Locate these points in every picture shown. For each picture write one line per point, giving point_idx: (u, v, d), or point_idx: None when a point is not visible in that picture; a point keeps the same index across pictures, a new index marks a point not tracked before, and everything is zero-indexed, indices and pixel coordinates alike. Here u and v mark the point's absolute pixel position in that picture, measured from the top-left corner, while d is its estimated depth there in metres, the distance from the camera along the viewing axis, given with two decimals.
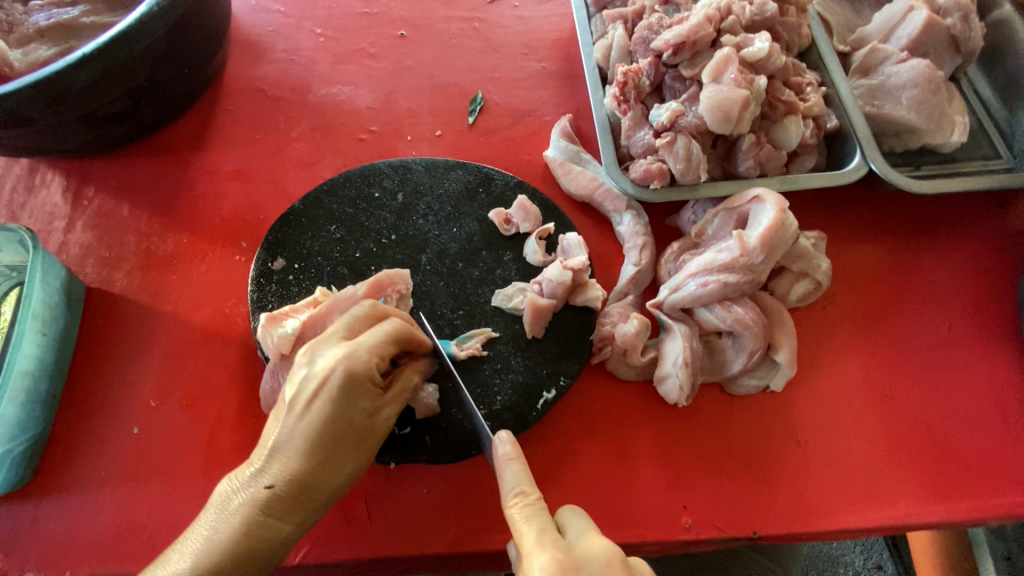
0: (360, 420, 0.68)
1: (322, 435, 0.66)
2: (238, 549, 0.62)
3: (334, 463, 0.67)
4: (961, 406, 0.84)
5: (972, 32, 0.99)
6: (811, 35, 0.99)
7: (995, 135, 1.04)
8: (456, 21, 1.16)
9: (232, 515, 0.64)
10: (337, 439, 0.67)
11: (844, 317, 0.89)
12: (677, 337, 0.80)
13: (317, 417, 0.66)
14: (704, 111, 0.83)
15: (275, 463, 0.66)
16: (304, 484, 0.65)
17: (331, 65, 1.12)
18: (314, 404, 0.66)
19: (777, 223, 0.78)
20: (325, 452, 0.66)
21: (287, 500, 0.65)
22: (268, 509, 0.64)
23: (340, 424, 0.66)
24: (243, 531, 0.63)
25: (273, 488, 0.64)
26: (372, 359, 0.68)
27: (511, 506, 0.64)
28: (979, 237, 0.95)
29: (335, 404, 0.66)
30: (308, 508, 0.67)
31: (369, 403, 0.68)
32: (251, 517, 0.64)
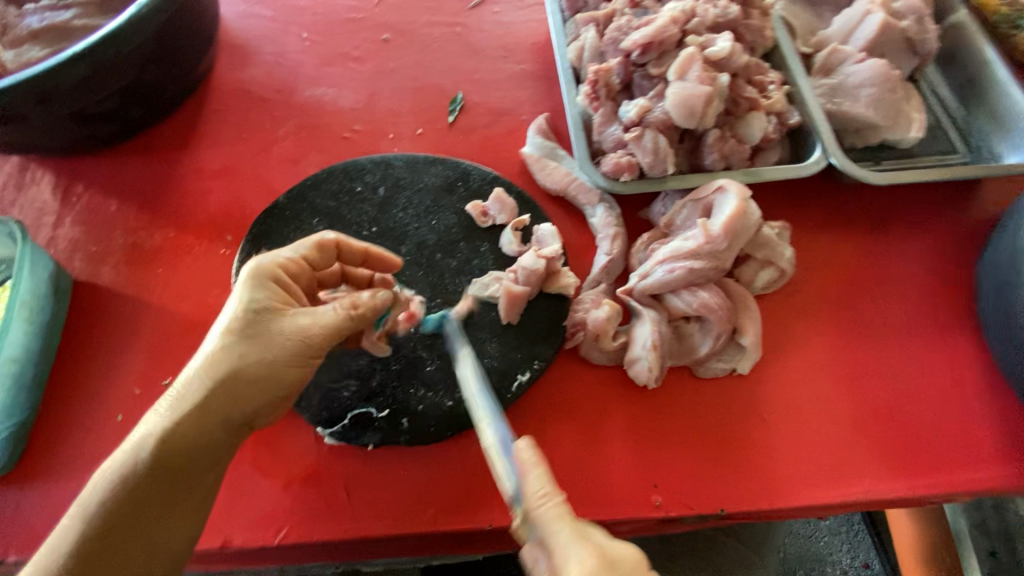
0: (269, 314, 0.69)
1: (235, 331, 0.68)
2: (161, 436, 0.64)
3: (248, 355, 0.67)
4: (923, 389, 0.87)
5: (927, 33, 1.04)
6: (775, 36, 1.04)
7: (953, 132, 1.08)
8: (438, 26, 1.21)
9: (162, 403, 0.66)
10: (253, 330, 0.68)
11: (809, 303, 0.92)
12: (646, 322, 0.83)
13: (232, 315, 0.69)
14: (670, 106, 0.88)
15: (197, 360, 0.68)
16: (217, 375, 0.67)
17: (316, 67, 1.16)
18: (231, 306, 0.69)
19: (738, 211, 0.82)
20: (236, 344, 0.67)
21: (204, 391, 0.66)
22: (188, 400, 0.66)
23: (256, 316, 0.68)
24: (164, 420, 0.65)
25: (195, 378, 0.67)
26: (286, 260, 0.72)
27: (535, 507, 0.60)
28: (939, 227, 0.99)
29: (248, 297, 0.69)
30: (230, 402, 0.67)
31: (278, 301, 0.70)
32: (175, 409, 0.66)
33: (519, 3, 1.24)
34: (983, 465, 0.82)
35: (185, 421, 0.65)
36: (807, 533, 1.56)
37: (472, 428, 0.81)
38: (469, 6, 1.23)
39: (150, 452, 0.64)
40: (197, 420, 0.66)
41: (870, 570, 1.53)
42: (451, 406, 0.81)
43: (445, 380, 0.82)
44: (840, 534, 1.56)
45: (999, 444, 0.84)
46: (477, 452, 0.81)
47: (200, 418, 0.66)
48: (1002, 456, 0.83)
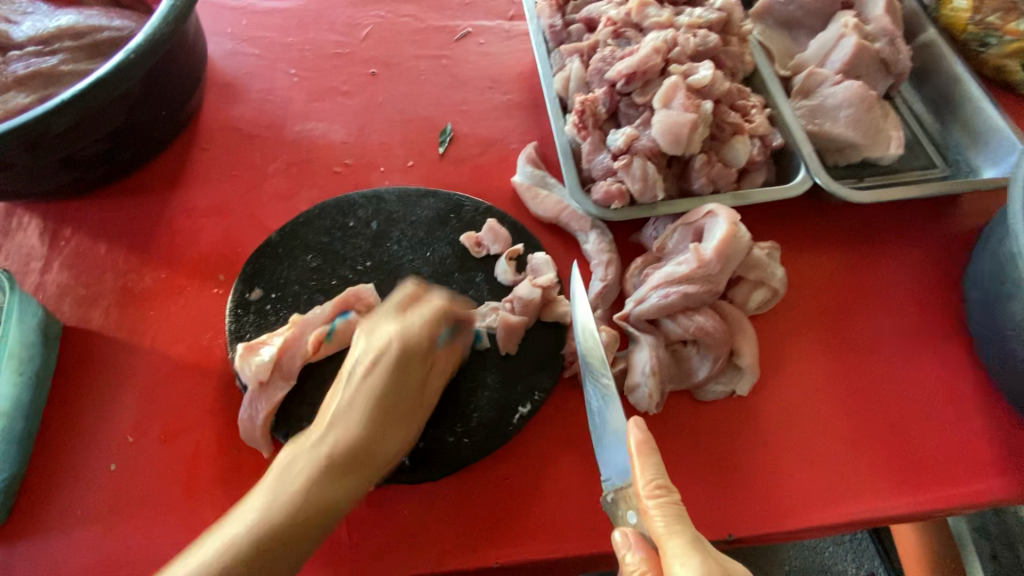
0: (411, 394, 0.75)
1: (372, 410, 0.72)
2: (288, 517, 0.64)
3: (383, 434, 0.72)
4: (918, 402, 0.89)
5: (899, 54, 1.08)
6: (754, 61, 1.07)
7: (931, 147, 1.11)
8: (425, 59, 1.22)
9: (292, 476, 0.66)
10: (394, 410, 0.73)
11: (803, 321, 0.93)
12: (644, 348, 0.84)
13: (366, 394, 0.72)
14: (657, 134, 0.89)
15: (324, 432, 0.70)
16: (353, 454, 0.69)
17: (305, 103, 1.17)
18: (364, 376, 0.73)
19: (729, 235, 0.83)
20: (380, 426, 0.72)
21: (337, 471, 0.68)
22: (318, 480, 0.66)
23: (396, 396, 0.74)
24: (290, 497, 0.64)
25: (328, 456, 0.68)
26: (425, 336, 0.77)
27: (648, 497, 0.65)
28: (924, 241, 1.01)
29: (393, 373, 0.74)
30: (361, 479, 0.69)
31: (425, 379, 0.76)
32: (299, 485, 0.65)
33: (504, 34, 1.27)
34: (981, 476, 0.83)
35: (318, 500, 0.66)
36: (812, 544, 1.56)
37: (474, 462, 0.80)
38: (454, 38, 1.26)
39: (270, 527, 0.62)
40: (330, 503, 0.66)
41: None
42: (452, 442, 0.80)
43: (446, 414, 0.82)
44: (845, 543, 1.56)
45: (997, 454, 0.85)
46: (481, 487, 0.80)
47: (330, 496, 0.67)
48: (1000, 466, 0.84)
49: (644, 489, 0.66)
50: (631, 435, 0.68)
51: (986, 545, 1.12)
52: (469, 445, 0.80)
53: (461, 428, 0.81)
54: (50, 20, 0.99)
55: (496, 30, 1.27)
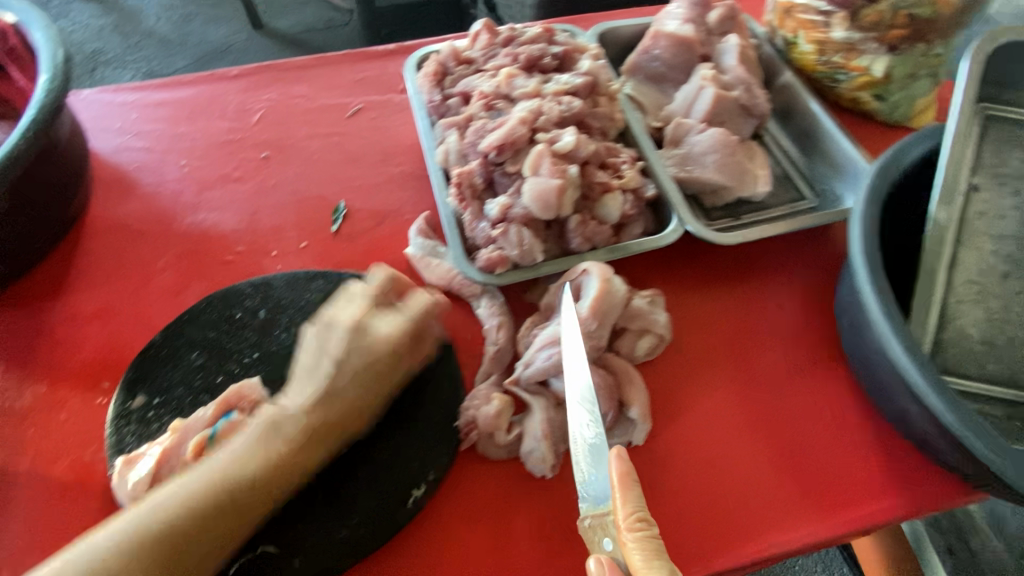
0: (366, 387, 0.81)
1: (240, 471, 0.72)
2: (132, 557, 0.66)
3: (276, 474, 0.74)
4: (807, 431, 0.92)
5: (757, 99, 1.16)
6: (625, 117, 1.14)
7: (800, 180, 1.19)
8: (318, 138, 1.25)
9: (246, 443, 0.74)
10: (345, 408, 0.79)
11: (693, 362, 0.97)
12: (535, 412, 0.85)
13: (329, 382, 0.78)
14: (528, 202, 0.93)
15: (193, 487, 0.70)
16: (206, 520, 0.69)
17: (196, 193, 1.17)
18: (320, 370, 0.79)
19: (603, 292, 0.87)
20: (241, 493, 0.71)
21: (194, 524, 0.69)
22: (172, 526, 0.68)
23: (349, 381, 0.79)
24: (142, 536, 0.67)
25: (189, 507, 0.69)
26: (389, 339, 0.82)
27: (628, 529, 0.68)
28: (800, 270, 1.07)
29: (352, 363, 0.80)
30: (215, 543, 0.70)
31: (310, 449, 0.77)
32: (152, 527, 0.67)
33: (394, 107, 1.31)
34: (869, 498, 0.86)
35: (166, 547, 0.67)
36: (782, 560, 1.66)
37: (372, 552, 0.78)
38: (346, 114, 1.29)
39: (200, 498, 0.70)
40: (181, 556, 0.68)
41: None
42: (345, 534, 0.78)
43: (339, 506, 0.80)
44: (813, 555, 1.67)
45: (883, 474, 0.88)
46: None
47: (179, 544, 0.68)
48: (886, 485, 0.87)
49: (626, 521, 0.69)
50: (616, 467, 0.71)
51: (941, 539, 1.37)
52: (363, 537, 0.78)
53: (354, 519, 0.79)
54: None
55: (386, 104, 1.31)
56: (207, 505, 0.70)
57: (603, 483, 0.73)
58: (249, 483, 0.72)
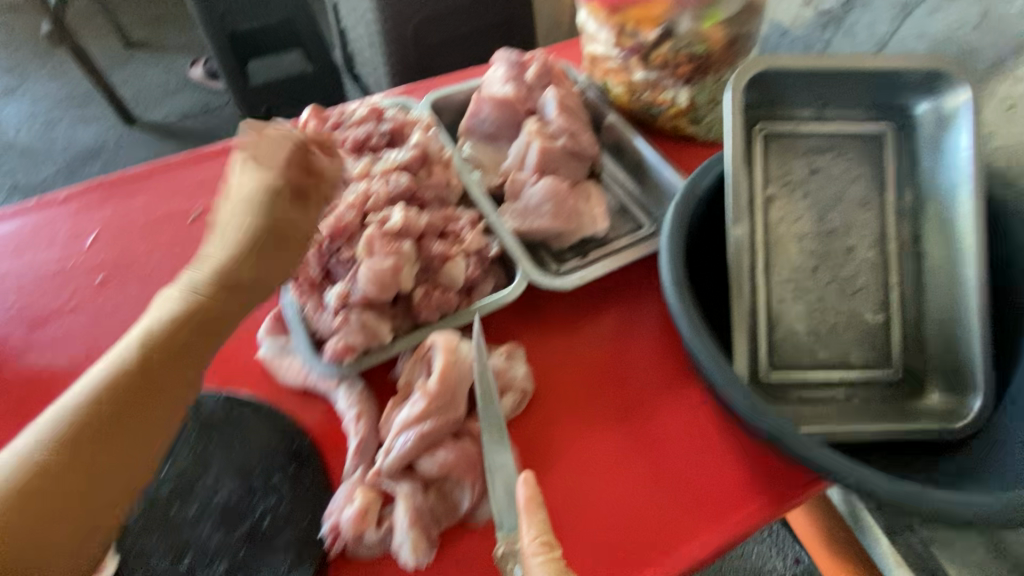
0: (270, 228, 0.80)
1: (105, 430, 0.64)
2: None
3: (178, 358, 0.71)
4: (672, 453, 0.95)
5: (582, 144, 1.24)
6: (463, 181, 1.18)
7: (636, 211, 1.28)
8: (159, 250, 1.20)
9: (171, 311, 0.73)
10: (264, 238, 0.80)
11: (558, 409, 0.99)
12: (399, 500, 0.83)
13: (243, 210, 0.80)
14: (364, 286, 0.93)
15: (126, 351, 0.69)
16: (55, 475, 0.61)
17: (27, 334, 1.09)
18: (231, 213, 0.80)
19: (449, 363, 0.88)
20: (187, 331, 0.72)
21: (101, 422, 0.64)
22: (35, 486, 0.59)
23: (264, 231, 0.80)
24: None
25: (63, 444, 0.62)
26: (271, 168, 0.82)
27: (534, 554, 0.73)
28: (648, 294, 1.12)
29: (261, 196, 0.80)
30: (82, 528, 0.61)
31: (174, 389, 0.70)
32: (8, 483, 0.58)
33: None
34: (736, 507, 0.90)
35: (97, 457, 0.63)
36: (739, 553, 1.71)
37: None
38: (188, 220, 1.25)
39: (45, 455, 0.61)
40: (74, 485, 0.61)
41: (803, 563, 1.69)
42: None
43: None
44: (765, 540, 1.73)
45: (745, 480, 0.92)
46: None
47: (121, 429, 0.65)
48: (749, 491, 0.91)
49: (531, 546, 0.73)
50: (522, 493, 0.77)
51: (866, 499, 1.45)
52: None
53: None
54: None
55: None
56: (64, 459, 0.61)
57: (511, 514, 0.79)
58: (108, 401, 0.65)
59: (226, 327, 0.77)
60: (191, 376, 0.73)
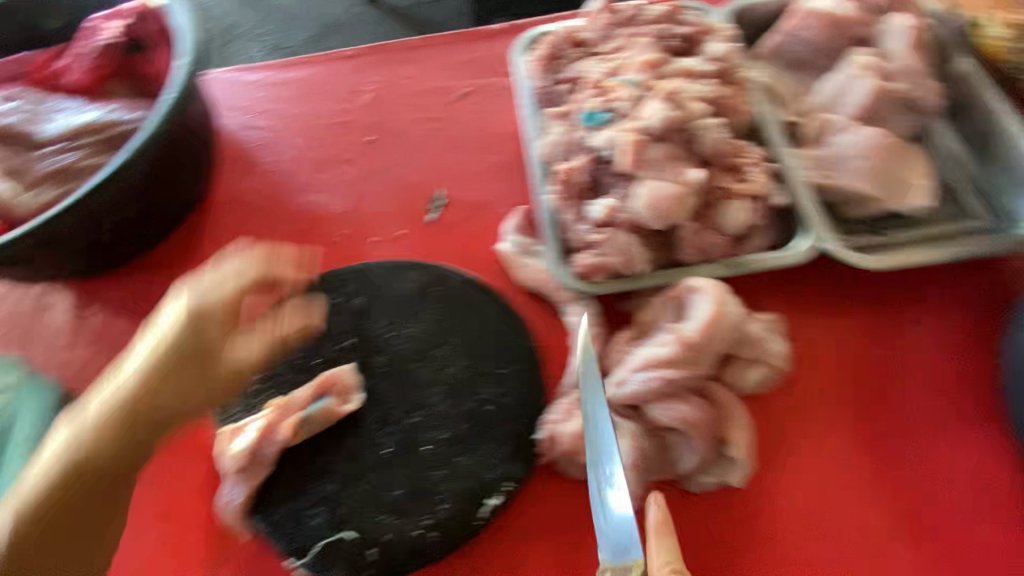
0: (206, 347, 0.65)
1: (120, 426, 0.63)
2: (48, 498, 0.62)
3: (138, 420, 0.64)
4: (952, 504, 0.77)
5: (926, 93, 0.98)
6: (757, 110, 1.01)
7: (969, 193, 0.98)
8: (421, 122, 1.24)
9: (127, 373, 0.64)
10: (185, 360, 0.64)
11: (806, 400, 0.85)
12: (623, 436, 0.78)
13: (155, 340, 0.64)
14: (640, 207, 0.85)
15: (144, 364, 0.64)
16: (105, 450, 0.63)
17: (309, 174, 1.22)
18: (166, 328, 0.64)
19: (715, 316, 0.77)
20: (151, 394, 0.64)
21: (116, 420, 0.63)
22: (87, 453, 0.63)
23: (187, 353, 0.64)
24: (49, 497, 0.62)
25: (112, 429, 0.63)
26: (224, 300, 0.65)
27: (656, 572, 0.71)
28: (949, 305, 0.91)
29: (184, 336, 0.64)
30: (100, 500, 0.66)
31: (125, 441, 0.64)
32: (57, 471, 0.62)
33: (501, 91, 1.27)
34: None
35: (147, 430, 0.65)
36: None
37: (442, 557, 0.78)
38: (451, 98, 1.27)
39: (105, 425, 0.63)
40: (99, 475, 0.64)
41: None
42: (418, 535, 0.78)
43: (414, 503, 0.79)
44: None
45: None
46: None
47: (146, 438, 0.66)
48: None
49: (661, 569, 0.71)
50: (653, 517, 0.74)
51: None
52: (436, 540, 0.78)
53: (428, 521, 0.78)
54: (77, 117, 1.08)
55: (493, 88, 1.27)
56: (119, 438, 0.63)
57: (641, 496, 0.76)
58: (101, 418, 0.63)
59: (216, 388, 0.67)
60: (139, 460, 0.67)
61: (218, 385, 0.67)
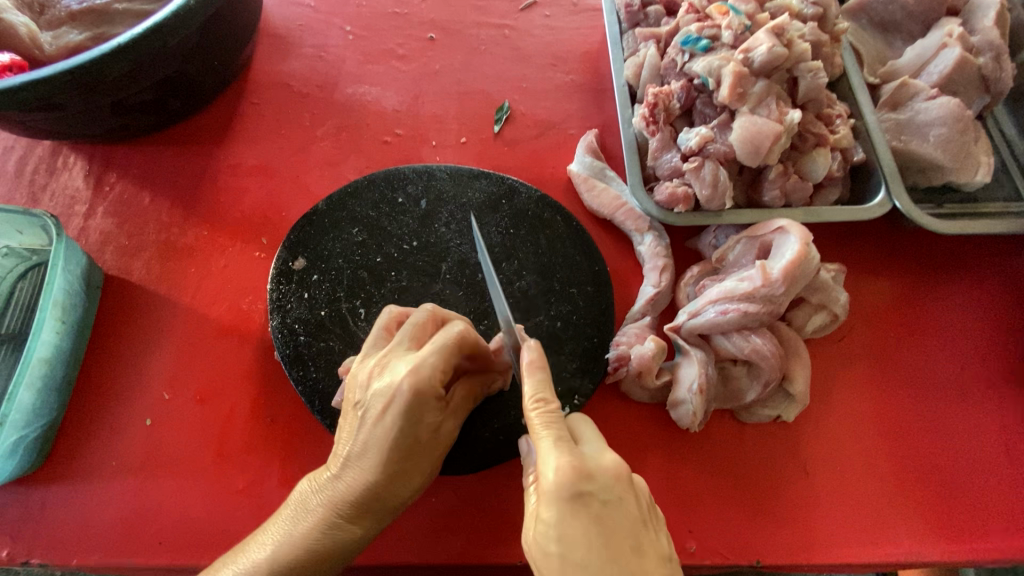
0: (428, 430, 0.67)
1: (420, 409, 0.65)
2: (316, 546, 0.65)
3: (356, 531, 0.67)
4: (972, 452, 0.85)
5: (1003, 71, 0.99)
6: (843, 64, 1.00)
7: (1019, 176, 1.01)
8: (487, 27, 1.16)
9: (308, 516, 0.66)
10: (408, 451, 0.66)
11: (854, 350, 0.90)
12: (693, 363, 0.80)
13: (377, 437, 0.65)
14: (735, 140, 0.84)
15: (340, 496, 0.66)
16: (393, 488, 0.67)
17: (359, 64, 1.12)
18: (370, 428, 0.65)
19: (801, 256, 0.78)
20: (367, 509, 0.67)
21: (326, 541, 0.66)
22: (360, 504, 0.66)
23: (405, 441, 0.65)
24: (335, 520, 0.66)
25: (386, 457, 0.65)
26: (437, 374, 0.65)
27: (532, 411, 0.62)
28: (990, 278, 0.96)
29: (405, 418, 0.64)
30: (418, 465, 0.68)
31: (360, 511, 0.67)
32: (339, 508, 0.66)
33: (572, 7, 1.19)
34: None
35: (361, 528, 0.68)
36: None
37: (508, 460, 0.79)
38: (519, 7, 1.19)
39: (305, 553, 0.65)
40: (316, 564, 0.65)
41: None
42: (487, 437, 0.79)
43: (484, 407, 0.80)
44: None
45: None
46: (515, 479, 0.81)
47: (369, 490, 0.66)
48: None
49: (528, 402, 0.62)
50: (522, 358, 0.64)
51: None
52: (504, 444, 0.79)
53: (497, 424, 0.80)
54: None
55: (563, 3, 1.19)
56: (312, 558, 0.65)
57: (689, 410, 0.80)
58: (335, 530, 0.66)
59: (433, 468, 0.69)
60: (368, 529, 0.68)
61: (434, 462, 0.69)
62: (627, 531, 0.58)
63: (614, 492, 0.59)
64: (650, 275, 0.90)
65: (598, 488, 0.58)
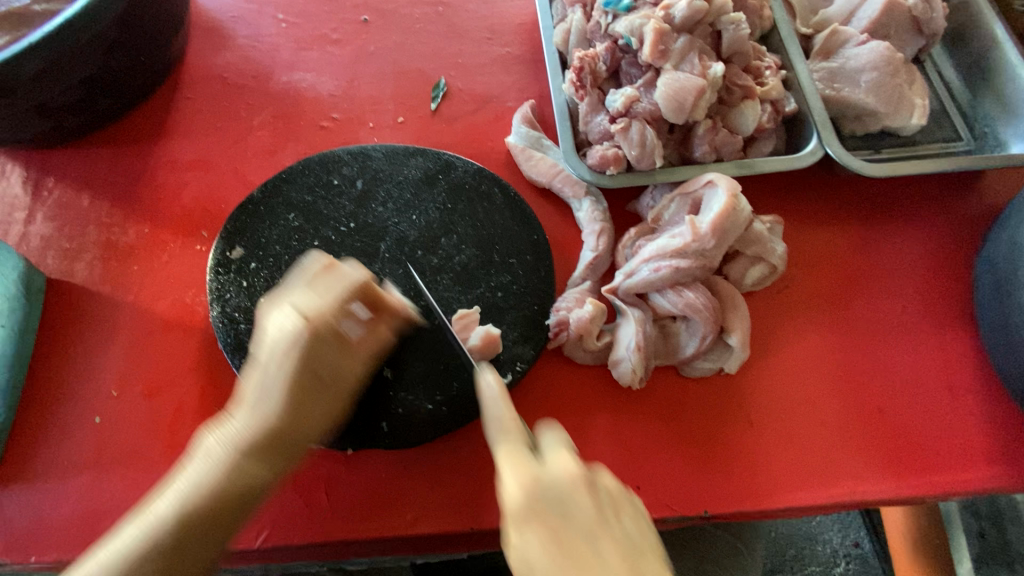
0: (325, 368, 0.69)
1: (316, 341, 0.68)
2: (220, 487, 0.63)
3: (264, 467, 0.66)
4: (917, 391, 0.86)
5: (934, 12, 0.98)
6: (773, 17, 1.00)
7: (957, 117, 1.01)
8: (421, 6, 1.15)
9: (210, 459, 0.65)
10: (309, 385, 0.68)
11: (797, 300, 0.90)
12: (630, 322, 0.81)
13: (278, 370, 0.67)
14: (660, 98, 0.84)
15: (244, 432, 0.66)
16: (297, 420, 0.68)
17: (294, 51, 1.11)
18: (270, 362, 0.67)
19: (728, 209, 0.78)
20: (273, 446, 0.67)
21: (233, 481, 0.64)
22: (262, 442, 0.66)
23: (303, 375, 0.67)
24: (242, 458, 0.65)
25: (289, 390, 0.67)
26: (328, 309, 0.69)
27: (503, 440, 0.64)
28: (933, 220, 0.96)
29: (302, 350, 0.67)
30: (318, 404, 0.69)
31: (266, 445, 0.66)
32: (241, 445, 0.66)
33: None
34: (969, 467, 0.81)
35: (270, 467, 0.66)
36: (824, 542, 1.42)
37: (454, 431, 0.80)
38: None
39: (209, 495, 0.63)
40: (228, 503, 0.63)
41: (860, 549, 1.40)
42: (432, 409, 0.80)
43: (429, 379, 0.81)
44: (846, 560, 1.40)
45: (988, 444, 0.82)
46: (463, 451, 0.82)
47: (275, 426, 0.67)
48: (990, 456, 0.82)
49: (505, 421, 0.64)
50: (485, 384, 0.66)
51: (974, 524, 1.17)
52: (447, 414, 0.80)
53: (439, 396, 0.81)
54: None
55: None
56: (219, 500, 0.63)
57: (628, 367, 0.81)
58: (241, 469, 0.65)
59: (337, 404, 0.71)
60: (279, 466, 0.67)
61: (338, 401, 0.71)
62: (585, 537, 0.58)
63: (573, 499, 0.59)
64: (589, 238, 0.90)
65: (554, 500, 0.59)
